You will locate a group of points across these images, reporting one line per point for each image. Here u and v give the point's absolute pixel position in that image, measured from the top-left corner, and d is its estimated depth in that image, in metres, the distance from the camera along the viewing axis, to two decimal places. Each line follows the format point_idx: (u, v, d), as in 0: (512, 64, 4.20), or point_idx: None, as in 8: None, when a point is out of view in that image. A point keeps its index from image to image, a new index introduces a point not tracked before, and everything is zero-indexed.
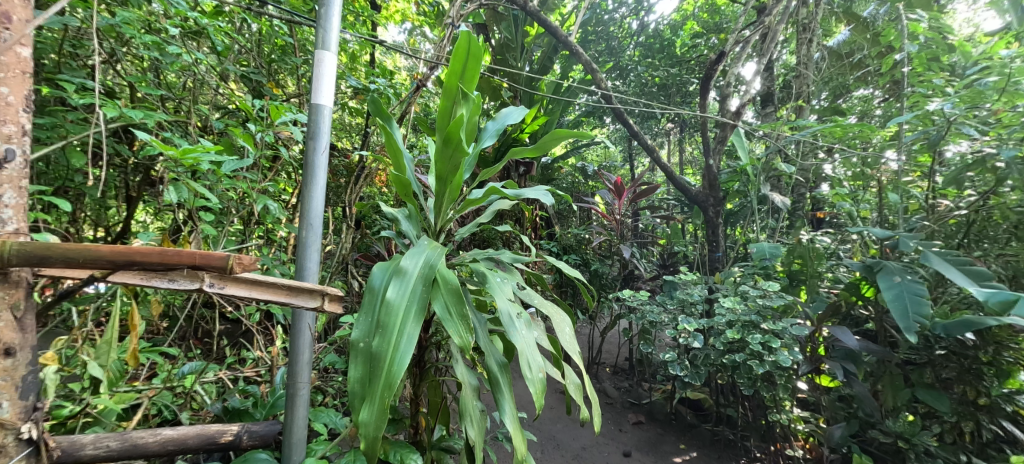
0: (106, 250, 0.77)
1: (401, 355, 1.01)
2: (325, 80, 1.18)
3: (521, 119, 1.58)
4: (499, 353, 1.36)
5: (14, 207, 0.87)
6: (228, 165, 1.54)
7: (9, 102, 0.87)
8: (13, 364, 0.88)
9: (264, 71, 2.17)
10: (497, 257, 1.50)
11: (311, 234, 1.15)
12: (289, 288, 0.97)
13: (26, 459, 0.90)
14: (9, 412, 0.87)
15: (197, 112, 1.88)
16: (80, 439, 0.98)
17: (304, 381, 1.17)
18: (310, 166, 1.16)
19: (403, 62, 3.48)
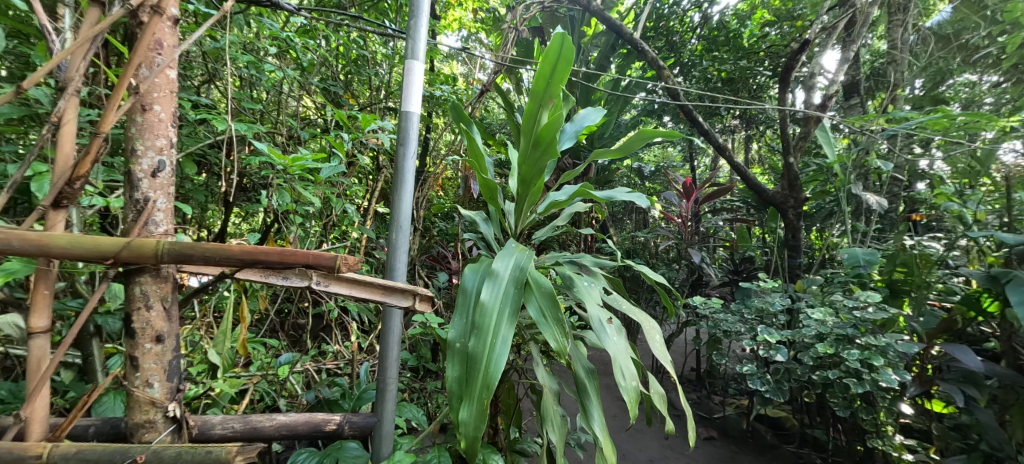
0: (237, 251, 0.74)
1: (498, 357, 1.03)
2: (414, 87, 1.23)
3: (599, 121, 1.59)
4: (585, 359, 1.36)
5: (165, 211, 0.84)
6: (325, 172, 1.65)
7: (160, 118, 0.83)
8: (162, 349, 0.83)
9: (342, 83, 2.33)
10: (580, 260, 1.51)
11: (401, 236, 1.20)
12: (386, 287, 1.00)
13: (171, 437, 0.85)
14: (161, 392, 0.83)
15: (284, 124, 2.05)
16: (211, 419, 1.06)
17: (393, 377, 1.22)
18: (400, 170, 1.21)
19: (461, 69, 3.56)
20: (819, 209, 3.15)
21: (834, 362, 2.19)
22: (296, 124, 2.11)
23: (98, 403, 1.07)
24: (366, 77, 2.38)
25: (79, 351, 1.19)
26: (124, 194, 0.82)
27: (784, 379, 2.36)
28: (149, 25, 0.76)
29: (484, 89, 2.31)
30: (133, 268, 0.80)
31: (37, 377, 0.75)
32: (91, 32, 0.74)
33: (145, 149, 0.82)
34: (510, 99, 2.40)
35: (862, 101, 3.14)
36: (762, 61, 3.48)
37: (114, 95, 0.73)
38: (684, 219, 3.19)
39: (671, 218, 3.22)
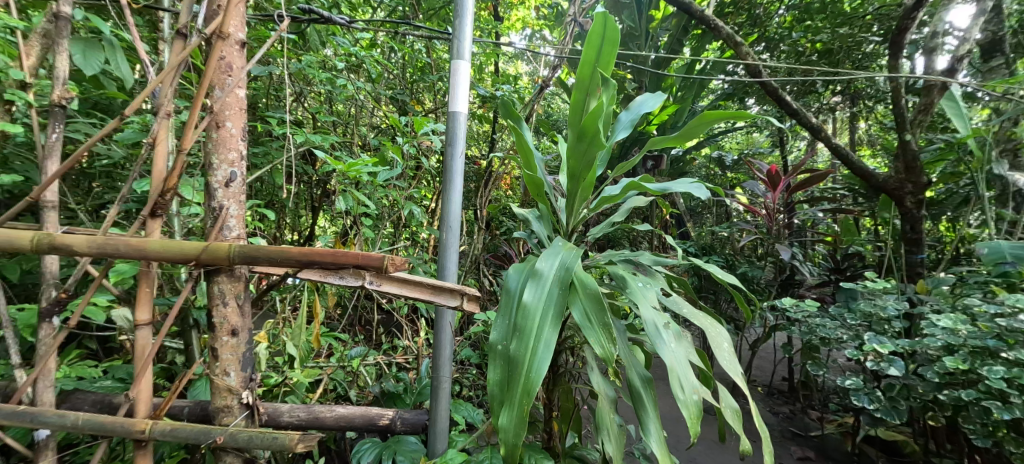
0: (294, 253, 0.79)
1: (539, 361, 1.04)
2: (461, 88, 1.26)
3: (658, 106, 1.49)
4: (641, 366, 1.33)
5: (237, 217, 0.93)
6: (382, 176, 1.77)
7: (231, 133, 0.92)
8: (237, 342, 0.92)
9: (408, 90, 2.44)
10: (636, 259, 1.47)
11: (450, 236, 1.24)
12: (434, 286, 1.04)
13: (246, 421, 0.93)
14: (236, 380, 0.92)
15: (358, 133, 2.18)
16: (279, 407, 1.18)
17: (446, 376, 1.26)
18: (448, 171, 1.25)
19: (525, 68, 3.59)
20: (950, 194, 2.61)
21: (969, 378, 1.83)
22: (369, 133, 2.23)
23: (191, 387, 1.20)
24: (429, 83, 2.48)
25: (179, 340, 1.35)
26: (204, 203, 0.92)
27: (899, 396, 2.01)
28: (215, 50, 0.83)
29: (543, 86, 2.31)
30: (213, 269, 0.88)
31: (139, 363, 0.85)
32: (176, 58, 0.83)
33: (220, 163, 0.91)
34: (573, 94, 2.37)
35: (1007, 62, 2.55)
36: (870, 26, 2.87)
37: (192, 116, 0.81)
38: (772, 211, 2.79)
39: (755, 210, 2.84)
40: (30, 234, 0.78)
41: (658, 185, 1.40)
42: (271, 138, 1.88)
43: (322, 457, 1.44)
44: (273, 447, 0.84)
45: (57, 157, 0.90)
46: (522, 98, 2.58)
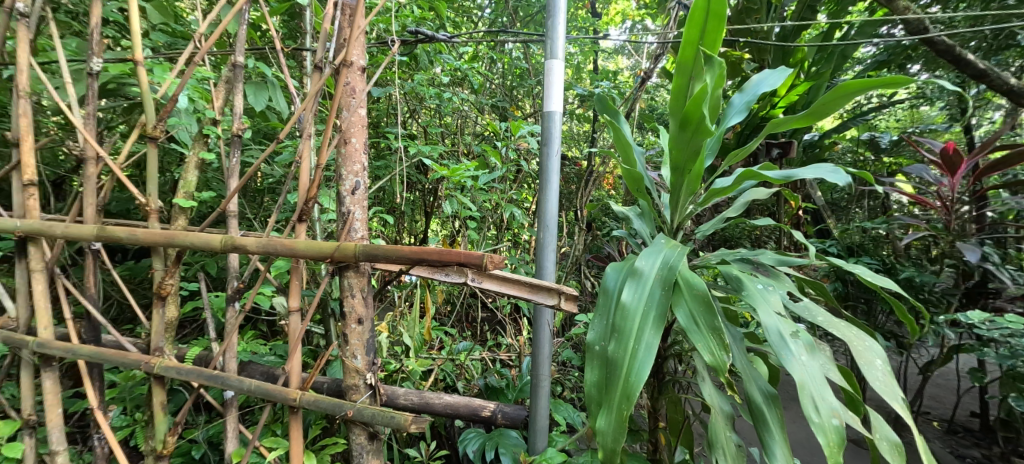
0: (404, 251, 0.86)
1: (639, 364, 1.03)
2: (555, 88, 1.28)
3: (782, 82, 1.40)
4: (762, 377, 1.24)
5: (361, 221, 1.05)
6: (483, 179, 1.91)
7: (354, 147, 1.04)
8: (363, 329, 1.05)
9: (508, 97, 2.57)
10: (754, 259, 1.38)
11: (547, 234, 1.28)
12: (532, 285, 1.07)
13: (371, 400, 1.04)
14: (361, 363, 1.04)
15: (463, 141, 2.33)
16: (397, 390, 1.30)
17: (545, 374, 1.30)
18: (545, 172, 1.30)
19: (625, 63, 3.54)
20: None
21: None
22: (473, 141, 2.37)
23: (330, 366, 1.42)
24: (527, 88, 2.59)
25: (320, 326, 1.58)
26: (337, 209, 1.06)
27: None
28: (341, 75, 0.95)
29: (645, 79, 2.26)
30: (344, 266, 1.02)
31: (293, 340, 0.98)
32: (314, 85, 0.96)
33: (348, 173, 1.04)
34: None
35: None
36: None
37: (326, 132, 0.93)
38: (947, 202, 2.17)
39: (925, 203, 2.17)
40: (219, 236, 0.92)
41: (779, 172, 1.30)
42: (389, 151, 2.10)
43: (432, 440, 1.58)
44: (391, 425, 0.92)
45: (236, 176, 1.05)
46: (621, 93, 2.55)
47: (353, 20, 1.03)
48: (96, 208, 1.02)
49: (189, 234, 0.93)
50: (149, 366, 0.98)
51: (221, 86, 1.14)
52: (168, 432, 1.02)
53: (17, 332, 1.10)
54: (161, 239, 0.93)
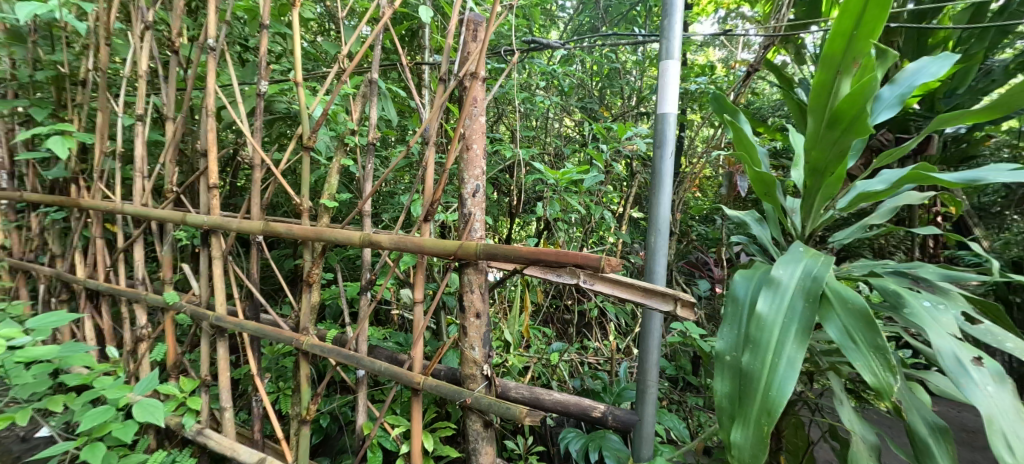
0: (521, 252, 0.92)
1: (781, 379, 0.97)
2: (670, 88, 1.25)
3: (948, 72, 1.28)
4: (924, 406, 1.11)
5: (479, 223, 1.11)
6: (588, 181, 1.93)
7: (474, 154, 1.10)
8: (480, 323, 1.10)
9: (598, 98, 2.58)
10: (912, 272, 1.23)
11: (660, 239, 1.25)
12: (646, 290, 1.02)
13: (485, 390, 1.10)
14: (479, 354, 1.10)
15: (551, 143, 2.34)
16: (508, 383, 1.27)
17: (654, 380, 1.27)
18: (658, 174, 1.25)
19: (716, 55, 3.31)
20: None
21: None
22: (561, 144, 2.37)
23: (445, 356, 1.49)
24: (618, 88, 2.56)
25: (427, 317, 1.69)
26: (458, 209, 1.12)
27: None
28: (471, 88, 1.04)
29: (749, 72, 2.00)
30: (464, 263, 1.09)
31: (417, 332, 1.07)
32: (439, 99, 1.06)
33: (469, 177, 1.11)
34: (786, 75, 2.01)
35: None
36: None
37: (454, 139, 1.02)
38: None
39: None
40: (358, 233, 1.05)
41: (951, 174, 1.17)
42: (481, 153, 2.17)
43: (531, 434, 1.62)
44: (507, 416, 0.97)
45: (369, 181, 1.26)
46: (721, 89, 2.42)
47: (476, 34, 1.09)
48: (257, 207, 1.26)
49: (334, 230, 1.09)
50: (299, 342, 1.18)
51: (358, 100, 1.36)
52: (311, 401, 1.25)
53: (201, 307, 1.39)
54: (311, 234, 1.10)
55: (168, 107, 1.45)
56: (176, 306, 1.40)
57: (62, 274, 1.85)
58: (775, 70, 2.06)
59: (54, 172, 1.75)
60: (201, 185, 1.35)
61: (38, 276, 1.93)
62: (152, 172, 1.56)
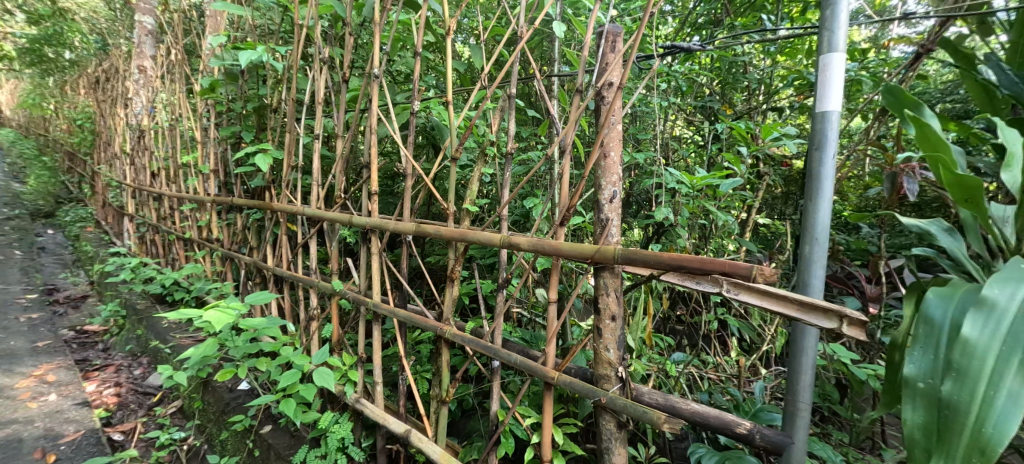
0: (663, 258, 0.91)
1: (1001, 417, 0.83)
2: (833, 84, 1.11)
3: None
4: None
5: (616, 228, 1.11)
6: (725, 187, 1.68)
7: (611, 160, 1.11)
8: (615, 325, 1.11)
9: (720, 94, 2.38)
10: None
11: (817, 248, 1.11)
12: (803, 303, 0.90)
13: (620, 393, 1.10)
14: (614, 355, 1.10)
15: (670, 146, 2.24)
16: (641, 388, 1.16)
17: (807, 402, 1.09)
18: (816, 178, 1.13)
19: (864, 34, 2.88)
20: None
21: None
22: (680, 146, 2.26)
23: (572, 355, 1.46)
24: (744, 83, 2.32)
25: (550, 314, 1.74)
26: (595, 214, 1.13)
27: None
28: (614, 99, 1.04)
29: (918, 53, 1.62)
30: (600, 266, 1.10)
31: (550, 332, 1.14)
32: (575, 112, 1.13)
33: (607, 184, 1.12)
34: (968, 54, 1.65)
35: None
36: None
37: (592, 150, 1.04)
38: None
39: None
40: (499, 235, 1.22)
41: None
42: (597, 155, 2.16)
43: (655, 441, 1.58)
44: (643, 419, 0.99)
45: (506, 187, 1.37)
46: (876, 75, 2.10)
47: (615, 46, 1.10)
48: (407, 212, 1.62)
49: (474, 232, 1.33)
50: (442, 331, 1.45)
51: (497, 114, 1.56)
52: (449, 385, 1.53)
53: (361, 294, 1.78)
54: (456, 235, 1.37)
55: (340, 129, 1.86)
56: (341, 293, 1.82)
57: (262, 261, 2.37)
58: (948, 48, 1.67)
59: (255, 181, 2.30)
60: (364, 194, 1.77)
61: (246, 262, 2.48)
62: (322, 184, 2.02)
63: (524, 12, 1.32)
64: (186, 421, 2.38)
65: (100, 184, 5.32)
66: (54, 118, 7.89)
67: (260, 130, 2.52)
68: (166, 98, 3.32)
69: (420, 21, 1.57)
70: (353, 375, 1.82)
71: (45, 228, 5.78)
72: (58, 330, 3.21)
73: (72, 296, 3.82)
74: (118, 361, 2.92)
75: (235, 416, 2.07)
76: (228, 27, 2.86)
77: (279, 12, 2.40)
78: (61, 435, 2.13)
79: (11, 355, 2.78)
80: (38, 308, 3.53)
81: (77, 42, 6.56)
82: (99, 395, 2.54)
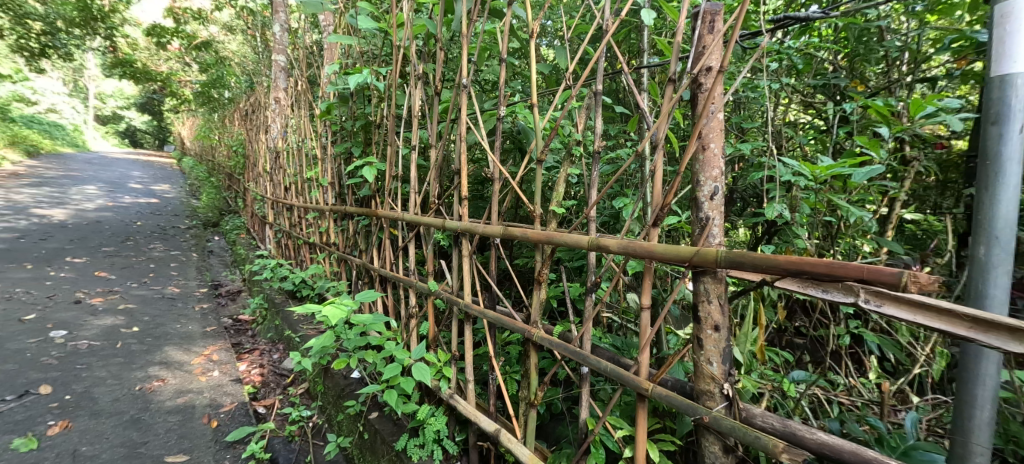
0: (782, 260, 0.83)
1: None
2: (1016, 41, 0.91)
3: None
4: None
5: (719, 228, 1.01)
6: (859, 176, 1.45)
7: (712, 151, 1.01)
8: (719, 337, 1.01)
9: (846, 69, 1.94)
10: None
11: (998, 249, 0.92)
12: (975, 320, 0.75)
13: (725, 411, 0.99)
14: (718, 370, 1.00)
15: (786, 134, 2.00)
16: (752, 407, 1.03)
17: (984, 444, 0.93)
18: (996, 161, 0.93)
19: None
20: None
21: None
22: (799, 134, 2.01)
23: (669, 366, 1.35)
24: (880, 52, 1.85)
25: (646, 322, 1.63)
26: (693, 214, 1.05)
27: None
28: (715, 84, 0.95)
29: None
30: (700, 270, 1.01)
31: (644, 340, 1.07)
32: (667, 104, 1.05)
33: (706, 179, 1.02)
34: None
35: None
36: None
37: (689, 142, 0.96)
38: None
39: None
40: (587, 237, 1.18)
41: None
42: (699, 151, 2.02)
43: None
44: (755, 446, 0.89)
45: (594, 187, 1.33)
46: None
47: (714, 25, 1.01)
48: (496, 216, 1.64)
49: (562, 234, 1.30)
50: (530, 333, 1.44)
51: (583, 112, 1.52)
52: (537, 388, 1.50)
53: (454, 295, 1.85)
54: (543, 238, 1.35)
55: (433, 139, 1.96)
56: (436, 293, 1.91)
57: (371, 263, 2.55)
58: None
59: (364, 191, 2.49)
60: (454, 199, 1.84)
61: (357, 263, 2.69)
62: (420, 191, 2.13)
63: (610, 5, 1.28)
64: (312, 400, 2.65)
65: (250, 197, 6.13)
66: (219, 144, 9.29)
67: (366, 144, 2.73)
68: (294, 121, 3.74)
69: (506, 28, 1.60)
70: (447, 371, 1.89)
71: (213, 235, 6.80)
72: (220, 318, 3.75)
73: (231, 290, 4.43)
74: (263, 346, 3.35)
75: (348, 401, 2.25)
76: (341, 54, 3.14)
77: (381, 34, 2.58)
78: (222, 405, 2.49)
79: (188, 336, 3.29)
80: (207, 299, 4.14)
81: (234, 80, 7.69)
82: (249, 374, 2.96)
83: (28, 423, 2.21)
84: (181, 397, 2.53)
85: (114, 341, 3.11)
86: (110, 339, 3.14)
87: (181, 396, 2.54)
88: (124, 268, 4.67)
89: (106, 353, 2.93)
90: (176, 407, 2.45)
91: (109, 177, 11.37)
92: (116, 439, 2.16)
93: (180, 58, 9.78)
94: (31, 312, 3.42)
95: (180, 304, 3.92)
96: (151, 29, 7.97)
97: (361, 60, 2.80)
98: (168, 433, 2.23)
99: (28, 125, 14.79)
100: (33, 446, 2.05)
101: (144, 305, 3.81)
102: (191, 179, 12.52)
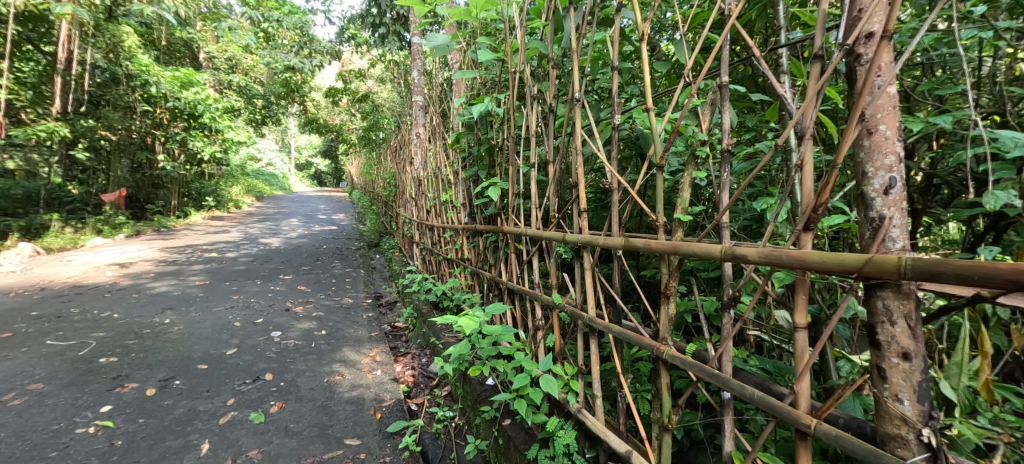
0: (1008, 268, 0.65)
1: None
2: None
3: None
4: None
5: (901, 227, 0.82)
6: None
7: (886, 136, 0.83)
8: (910, 367, 0.82)
9: None
10: None
11: None
12: None
13: None
14: (911, 411, 0.81)
15: (1008, 95, 1.47)
16: None
17: None
18: None
19: None
20: None
21: None
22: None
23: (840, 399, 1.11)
24: None
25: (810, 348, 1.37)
26: (859, 214, 0.87)
27: None
28: (877, 53, 0.79)
29: None
30: (876, 282, 0.83)
31: (801, 365, 0.91)
32: (813, 86, 0.91)
33: (876, 170, 0.85)
34: None
35: None
36: None
37: (849, 125, 0.80)
38: None
39: None
40: (720, 246, 1.04)
41: None
42: None
43: None
44: None
45: (726, 190, 1.18)
46: None
47: None
48: (617, 227, 1.55)
49: (689, 244, 1.17)
50: (659, 351, 1.32)
51: (706, 110, 1.39)
52: (671, 411, 1.37)
53: (578, 309, 1.79)
54: (669, 248, 1.23)
55: (550, 155, 1.97)
56: (561, 306, 1.87)
57: (499, 277, 2.60)
58: None
59: (492, 210, 2.56)
60: (575, 213, 1.80)
61: (488, 277, 2.76)
62: (541, 205, 2.11)
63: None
64: (454, 402, 2.72)
65: (400, 220, 6.70)
66: (378, 177, 10.43)
67: (490, 167, 2.81)
68: (433, 153, 4.04)
69: (616, 36, 1.58)
70: (575, 385, 1.83)
71: (376, 253, 7.56)
72: (382, 324, 4.12)
73: (390, 300, 4.84)
74: (415, 350, 3.57)
75: (483, 406, 2.28)
76: (467, 87, 3.32)
77: (498, 63, 2.65)
78: (383, 400, 2.75)
79: (359, 339, 3.69)
80: (372, 309, 4.58)
81: (387, 124, 8.64)
82: (404, 374, 3.19)
83: (258, 401, 2.67)
84: (356, 390, 2.86)
85: (310, 341, 3.60)
86: (308, 339, 3.63)
87: (356, 389, 2.87)
88: (317, 283, 5.39)
89: (305, 350, 3.41)
90: (352, 398, 2.77)
91: (300, 210, 13.49)
92: (312, 420, 2.51)
93: (348, 109, 11.29)
94: (260, 317, 4.08)
95: (354, 313, 4.39)
96: (328, 90, 9.38)
97: (483, 90, 2.93)
98: (346, 419, 2.54)
99: (257, 175, 18.49)
100: (262, 419, 2.49)
101: (329, 312, 4.34)
102: (360, 205, 14.34)
